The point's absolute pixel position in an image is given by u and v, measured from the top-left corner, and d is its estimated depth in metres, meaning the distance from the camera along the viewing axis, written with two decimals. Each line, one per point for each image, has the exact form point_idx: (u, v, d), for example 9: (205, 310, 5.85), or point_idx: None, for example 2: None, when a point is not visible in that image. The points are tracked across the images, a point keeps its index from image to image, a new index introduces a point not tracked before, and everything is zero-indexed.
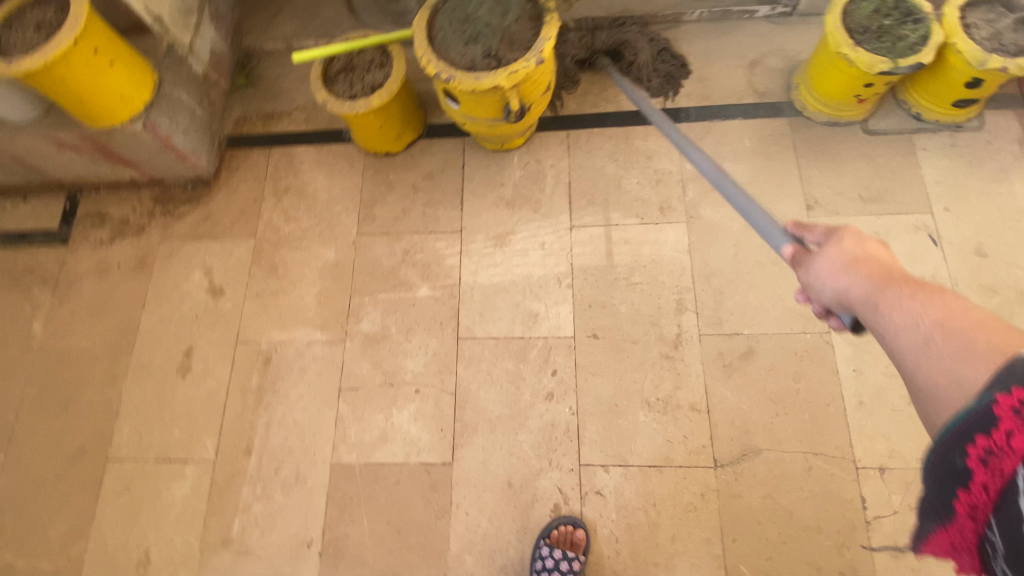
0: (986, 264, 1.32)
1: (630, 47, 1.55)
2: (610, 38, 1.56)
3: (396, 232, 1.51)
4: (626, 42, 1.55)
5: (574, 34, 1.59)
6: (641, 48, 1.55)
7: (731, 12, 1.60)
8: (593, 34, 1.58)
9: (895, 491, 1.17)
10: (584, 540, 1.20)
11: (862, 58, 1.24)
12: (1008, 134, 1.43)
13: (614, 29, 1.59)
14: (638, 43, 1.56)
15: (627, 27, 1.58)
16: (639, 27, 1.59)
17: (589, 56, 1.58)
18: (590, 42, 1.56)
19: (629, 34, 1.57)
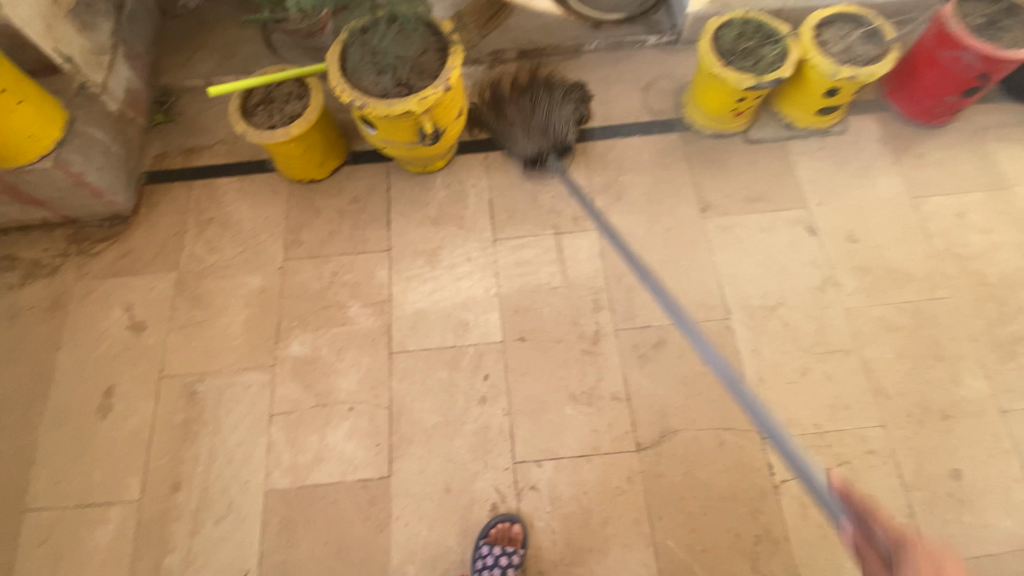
0: (855, 249, 1.51)
1: (561, 127, 1.57)
2: (552, 136, 1.56)
3: (323, 255, 1.55)
4: (565, 135, 1.57)
5: (518, 135, 1.57)
6: (568, 123, 1.58)
7: (624, 41, 1.78)
8: (536, 136, 1.56)
9: (798, 456, 1.29)
10: (521, 534, 1.25)
11: (731, 77, 1.42)
12: (864, 137, 1.65)
13: (538, 111, 1.57)
14: (560, 115, 1.57)
15: (538, 99, 1.57)
16: (546, 91, 1.58)
17: (541, 158, 1.58)
18: (538, 145, 1.56)
19: (553, 111, 1.57)
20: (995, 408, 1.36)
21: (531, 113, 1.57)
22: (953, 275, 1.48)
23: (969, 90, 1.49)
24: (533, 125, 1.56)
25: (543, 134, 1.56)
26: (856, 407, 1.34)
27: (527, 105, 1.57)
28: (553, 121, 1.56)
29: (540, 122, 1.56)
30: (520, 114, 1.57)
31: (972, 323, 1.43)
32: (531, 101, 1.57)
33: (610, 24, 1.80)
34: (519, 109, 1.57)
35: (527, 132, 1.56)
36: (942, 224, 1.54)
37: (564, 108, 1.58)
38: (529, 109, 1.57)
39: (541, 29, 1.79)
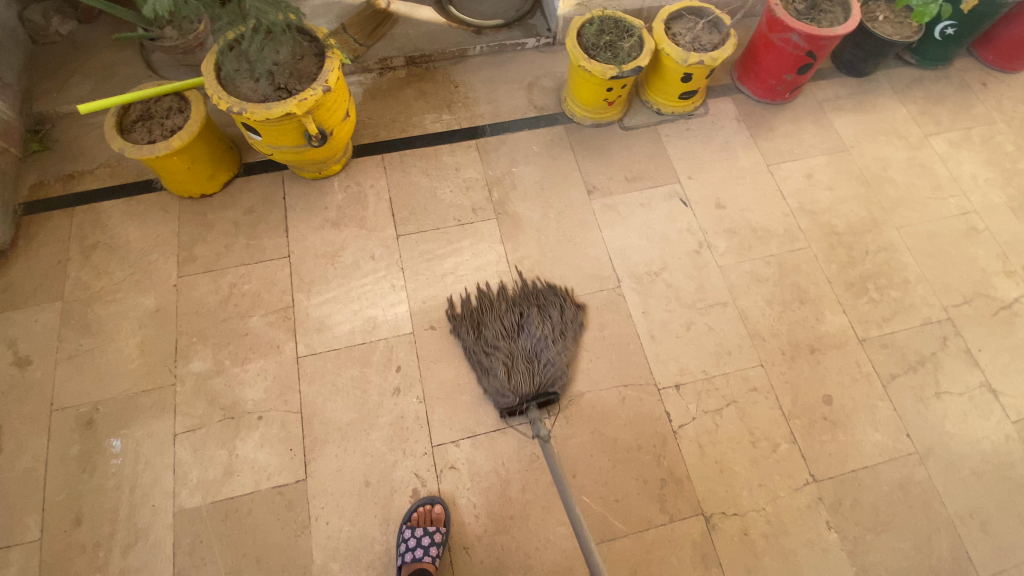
0: (725, 214, 1.68)
1: (546, 363, 1.41)
2: (534, 373, 1.38)
3: (221, 268, 1.53)
4: (553, 379, 1.39)
5: (500, 365, 1.40)
6: (555, 359, 1.41)
7: (506, 45, 1.90)
8: (517, 372, 1.38)
9: (691, 401, 1.41)
10: (442, 514, 1.27)
11: (596, 68, 1.55)
12: (724, 115, 1.85)
13: (525, 335, 1.46)
14: (549, 347, 1.43)
15: (529, 320, 1.48)
16: (539, 314, 1.49)
17: (519, 407, 1.36)
18: (518, 386, 1.36)
19: (543, 343, 1.44)
20: (855, 338, 1.54)
21: (517, 335, 1.46)
22: (809, 229, 1.67)
23: (802, 68, 1.72)
24: (516, 353, 1.42)
25: (527, 367, 1.39)
26: (737, 351, 1.48)
27: (513, 325, 1.47)
28: (540, 360, 1.41)
29: (525, 349, 1.43)
30: (504, 335, 1.45)
31: (828, 268, 1.62)
32: (520, 323, 1.48)
33: (491, 30, 1.92)
34: (505, 330, 1.46)
35: (510, 365, 1.39)
36: (795, 185, 1.74)
37: (557, 345, 1.43)
38: (515, 329, 1.46)
39: (426, 37, 1.87)
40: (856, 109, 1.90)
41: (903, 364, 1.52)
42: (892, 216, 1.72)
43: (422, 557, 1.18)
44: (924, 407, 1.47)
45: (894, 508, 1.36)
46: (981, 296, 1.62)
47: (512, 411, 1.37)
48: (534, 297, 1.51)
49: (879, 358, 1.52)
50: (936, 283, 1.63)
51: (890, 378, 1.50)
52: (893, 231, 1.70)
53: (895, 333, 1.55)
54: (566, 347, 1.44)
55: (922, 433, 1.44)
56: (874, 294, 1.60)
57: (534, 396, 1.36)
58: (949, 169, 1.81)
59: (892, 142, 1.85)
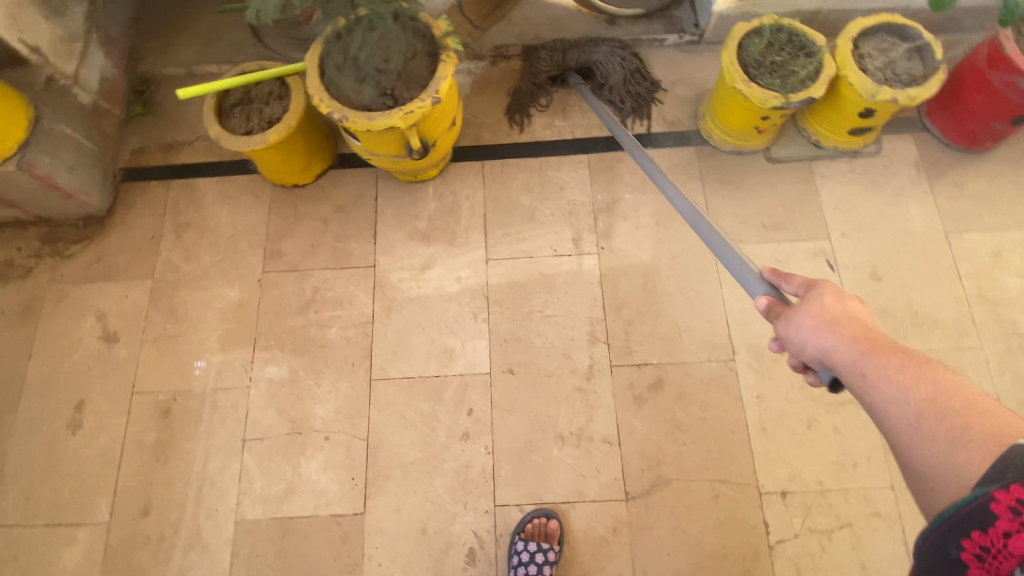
0: (881, 287, 1.38)
1: (598, 55, 1.57)
2: (582, 57, 1.57)
3: (304, 269, 1.46)
4: (598, 64, 1.57)
5: (551, 51, 1.58)
6: (609, 61, 1.56)
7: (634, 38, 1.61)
8: (564, 50, 1.58)
9: (797, 515, 1.21)
10: (558, 530, 1.22)
11: (756, 93, 1.26)
12: (902, 159, 1.50)
13: (593, 48, 1.58)
14: (608, 50, 1.57)
15: (604, 45, 1.58)
16: (614, 45, 1.59)
17: (560, 75, 1.59)
18: (564, 59, 1.57)
19: (600, 45, 1.58)
20: None
21: (582, 45, 1.59)
22: (985, 323, 1.35)
23: (1020, 117, 1.32)
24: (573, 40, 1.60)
25: (573, 52, 1.58)
26: (864, 464, 1.24)
27: (584, 41, 1.59)
28: (594, 49, 1.58)
29: (583, 41, 1.59)
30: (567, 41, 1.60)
31: (999, 378, 1.31)
32: (591, 40, 1.59)
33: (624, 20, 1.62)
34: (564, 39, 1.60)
35: (562, 53, 1.58)
36: (977, 263, 1.40)
37: (621, 55, 1.58)
38: (574, 41, 1.60)
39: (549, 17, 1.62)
40: None
41: None
42: None
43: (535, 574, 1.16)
44: None
45: None
46: None
47: (554, 78, 1.61)
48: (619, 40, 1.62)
49: None
50: None
51: None
52: None
53: None
54: (631, 78, 1.57)
55: None
56: None
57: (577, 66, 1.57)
58: None
59: None
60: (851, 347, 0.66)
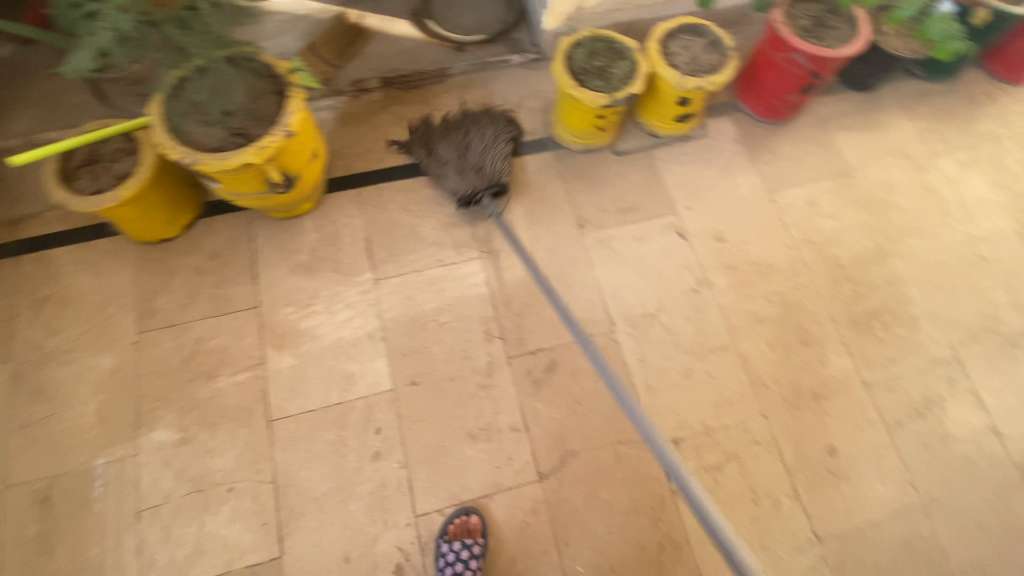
0: (725, 247, 1.58)
1: (495, 165, 1.52)
2: (484, 174, 1.51)
3: (184, 322, 1.42)
4: (501, 175, 1.51)
5: (452, 174, 1.52)
6: (504, 162, 1.53)
7: (502, 128, 1.58)
8: (461, 170, 1.52)
9: (690, 457, 1.34)
10: (479, 524, 1.26)
11: (586, 95, 1.43)
12: (724, 137, 1.74)
13: (474, 148, 1.53)
14: (497, 154, 1.53)
15: (476, 136, 1.55)
16: (483, 129, 1.56)
17: (473, 197, 1.50)
18: (471, 185, 1.49)
19: (487, 151, 1.53)
20: (860, 381, 1.46)
21: (465, 150, 1.54)
22: (812, 262, 1.58)
23: (805, 87, 1.60)
24: (466, 164, 1.52)
25: (477, 173, 1.50)
26: (737, 399, 1.40)
27: (462, 145, 1.54)
28: (475, 149, 1.53)
29: (474, 161, 1.52)
30: (452, 151, 1.54)
31: (832, 305, 1.53)
32: (467, 141, 1.55)
33: (488, 116, 1.59)
34: (450, 154, 1.53)
35: (461, 172, 1.52)
36: (798, 214, 1.64)
37: (493, 137, 1.55)
38: (457, 151, 1.53)
39: (420, 137, 1.59)
40: (860, 129, 1.79)
41: (909, 409, 1.45)
42: (899, 246, 1.63)
43: (463, 571, 1.18)
44: (929, 455, 1.41)
45: (897, 564, 1.31)
46: (988, 332, 1.55)
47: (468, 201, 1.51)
48: (473, 118, 1.59)
49: (884, 401, 1.44)
50: (942, 319, 1.55)
51: (895, 424, 1.43)
52: (899, 262, 1.61)
53: (901, 375, 1.48)
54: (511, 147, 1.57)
55: (927, 483, 1.39)
56: (878, 332, 1.52)
57: (486, 186, 1.50)
58: (956, 192, 1.72)
59: (897, 164, 1.75)
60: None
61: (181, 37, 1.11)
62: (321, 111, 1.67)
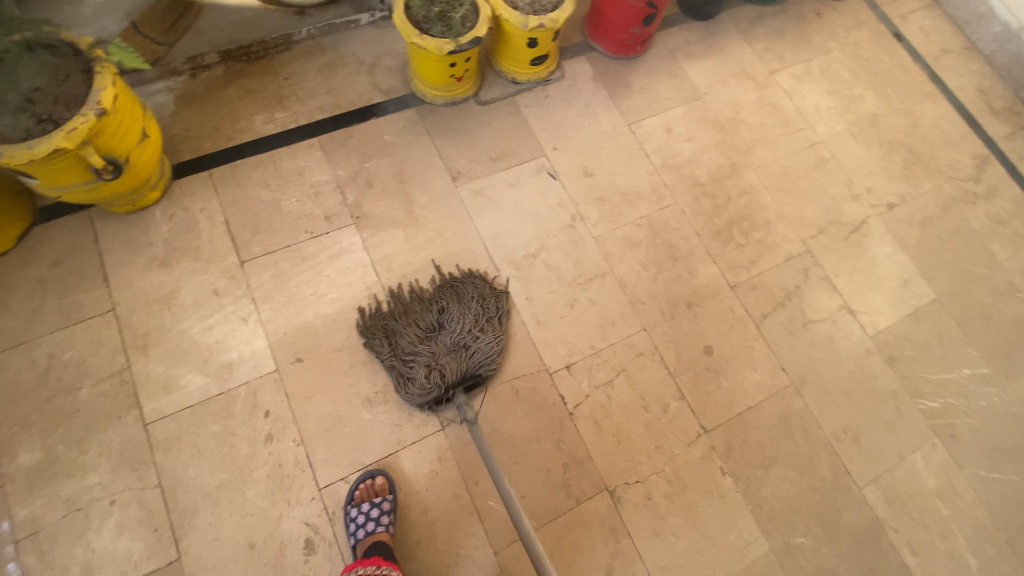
0: (593, 181, 1.64)
1: (474, 354, 1.36)
2: (459, 363, 1.32)
3: (29, 340, 1.29)
4: (479, 366, 1.35)
5: (421, 366, 1.32)
6: (485, 351, 1.36)
7: (489, 305, 1.42)
8: (429, 356, 1.34)
9: (582, 379, 1.41)
10: (386, 483, 1.25)
11: (430, 43, 1.41)
12: (582, 75, 1.79)
13: (447, 331, 1.39)
14: (478, 342, 1.37)
15: (450, 314, 1.40)
16: (458, 306, 1.41)
17: (445, 394, 1.32)
18: (441, 377, 1.30)
19: (466, 335, 1.37)
20: (728, 285, 1.58)
21: (437, 333, 1.38)
22: (674, 184, 1.68)
23: (646, 18, 1.67)
24: (439, 350, 1.35)
25: (450, 359, 1.33)
26: (619, 320, 1.48)
27: (433, 326, 1.39)
28: (450, 334, 1.37)
29: (449, 347, 1.36)
30: (422, 335, 1.37)
31: (696, 220, 1.64)
32: (439, 321, 1.40)
33: (467, 284, 1.44)
34: (418, 334, 1.37)
35: (432, 365, 1.32)
36: (656, 141, 1.73)
37: (471, 319, 1.39)
38: (428, 332, 1.38)
39: (382, 324, 1.39)
40: (706, 55, 1.90)
41: (773, 302, 1.59)
42: (750, 158, 1.76)
43: (375, 529, 1.17)
44: (795, 340, 1.56)
45: (778, 440, 1.45)
46: (833, 225, 1.72)
47: (438, 399, 1.32)
48: (450, 289, 1.44)
49: (751, 300, 1.58)
50: (794, 218, 1.71)
51: (762, 318, 1.56)
52: (751, 173, 1.74)
53: (763, 273, 1.62)
54: (492, 333, 1.39)
55: (795, 364, 1.53)
56: (740, 239, 1.64)
57: (458, 384, 1.31)
58: (795, 104, 1.88)
59: (742, 84, 1.88)
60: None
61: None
62: (157, 95, 1.55)
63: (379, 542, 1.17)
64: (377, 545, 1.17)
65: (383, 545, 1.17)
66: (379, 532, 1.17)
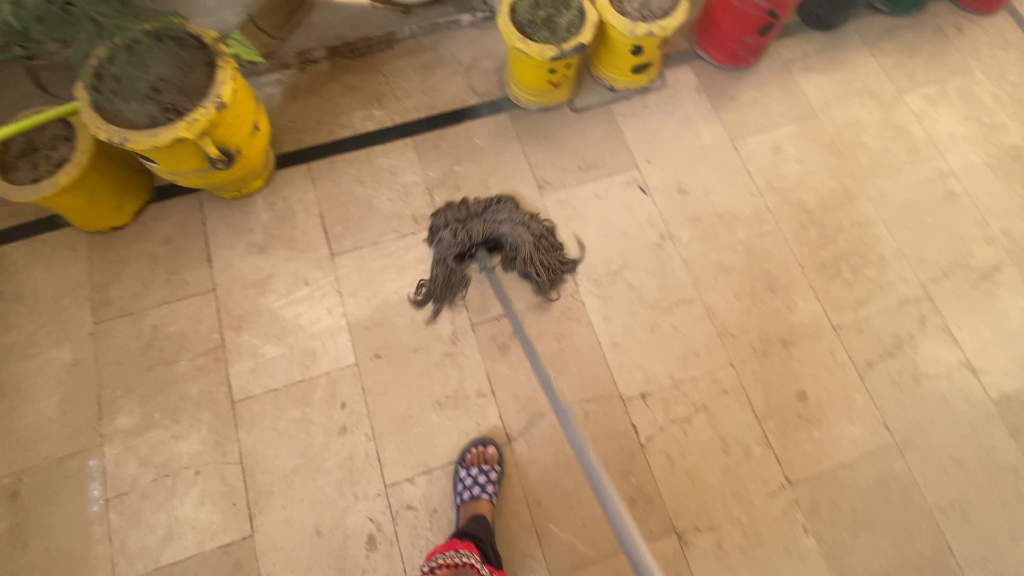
0: (688, 199, 1.55)
1: (508, 233, 1.38)
2: (487, 227, 1.38)
3: (140, 310, 1.40)
4: (505, 234, 1.38)
5: (451, 228, 1.39)
6: (515, 228, 1.38)
7: (543, 231, 1.44)
8: (464, 225, 1.40)
9: (659, 411, 1.34)
10: (496, 453, 1.28)
11: (532, 48, 1.38)
12: (685, 86, 1.69)
13: (491, 217, 1.41)
14: (517, 229, 1.38)
15: (500, 208, 1.43)
16: (510, 210, 1.42)
17: (466, 251, 1.39)
18: (468, 235, 1.37)
19: (510, 226, 1.39)
20: (829, 325, 1.44)
21: (479, 215, 1.43)
22: (778, 209, 1.55)
23: (763, 28, 1.55)
24: (476, 231, 1.38)
25: (481, 224, 1.39)
26: (704, 351, 1.39)
27: (478, 211, 1.44)
28: (493, 218, 1.40)
29: (486, 226, 1.38)
30: (464, 215, 1.43)
31: (799, 251, 1.51)
32: (485, 210, 1.44)
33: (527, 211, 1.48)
34: (459, 214, 1.43)
35: (463, 229, 1.38)
36: (761, 161, 1.61)
37: (519, 219, 1.41)
38: (471, 213, 1.43)
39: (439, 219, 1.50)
40: (825, 69, 1.74)
41: (879, 349, 1.43)
42: (866, 186, 1.60)
43: (480, 494, 1.21)
44: (901, 394, 1.40)
45: (872, 504, 1.31)
46: (959, 269, 1.53)
47: (461, 255, 1.40)
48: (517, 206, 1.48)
49: (854, 345, 1.43)
50: (912, 257, 1.53)
51: (865, 366, 1.42)
52: (866, 203, 1.58)
53: (871, 316, 1.46)
54: (533, 228, 1.41)
55: (898, 422, 1.38)
56: (847, 275, 1.50)
57: (482, 243, 1.38)
58: (925, 128, 1.68)
59: (864, 103, 1.70)
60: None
61: (88, 4, 1.11)
62: (268, 86, 1.62)
63: (479, 511, 1.20)
64: (479, 510, 1.20)
65: (484, 513, 1.21)
66: (484, 498, 1.21)
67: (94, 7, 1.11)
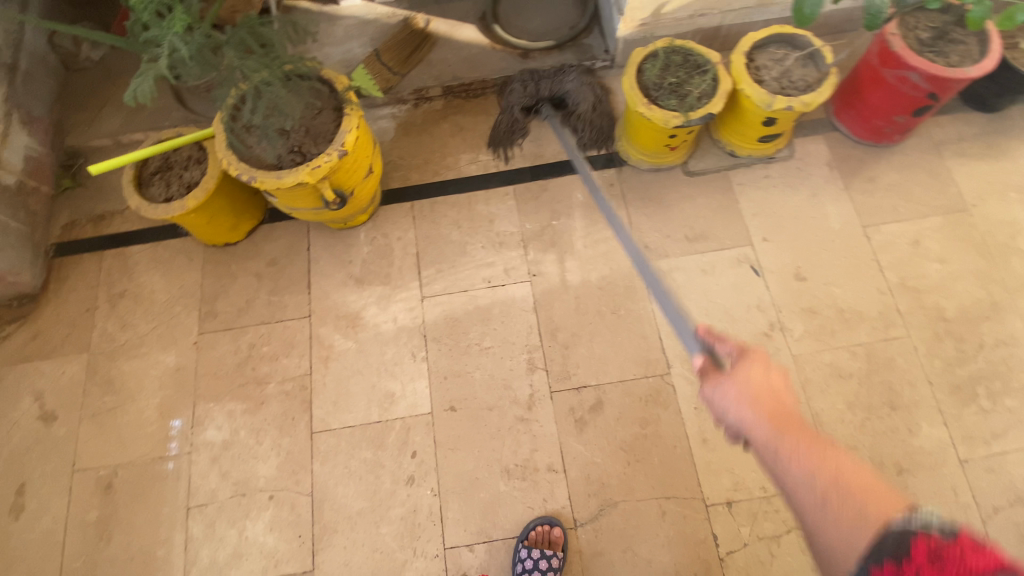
0: (805, 288, 1.41)
1: (573, 93, 1.56)
2: (554, 86, 1.57)
3: (239, 326, 1.47)
4: (569, 92, 1.56)
5: (523, 82, 1.57)
6: (580, 88, 1.55)
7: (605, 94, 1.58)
8: (536, 81, 1.57)
9: (744, 523, 1.23)
10: (561, 537, 1.22)
11: (656, 114, 1.30)
12: (815, 160, 1.55)
13: (561, 79, 1.57)
14: (581, 90, 1.56)
15: (569, 72, 1.58)
16: (580, 74, 1.58)
17: (534, 105, 1.59)
18: (536, 90, 1.57)
19: (576, 89, 1.56)
20: (956, 458, 1.26)
21: (550, 77, 1.58)
22: (908, 313, 1.38)
23: (920, 109, 1.37)
24: (545, 88, 1.57)
25: (549, 84, 1.57)
26: None
27: (550, 72, 1.59)
28: (563, 79, 1.57)
29: (555, 87, 1.57)
30: (537, 74, 1.59)
31: (929, 365, 1.33)
32: (556, 71, 1.59)
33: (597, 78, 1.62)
34: (534, 72, 1.59)
35: (534, 85, 1.57)
36: (894, 254, 1.44)
37: (587, 83, 1.56)
38: (544, 72, 1.59)
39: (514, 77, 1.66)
40: (984, 157, 1.53)
41: (1010, 495, 1.23)
42: (1020, 300, 1.38)
43: None
44: None
45: None
46: None
47: (527, 108, 1.59)
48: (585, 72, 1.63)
49: (984, 485, 1.24)
50: None
51: (992, 512, 1.22)
52: (1018, 319, 1.37)
53: (1008, 456, 1.26)
54: (595, 93, 1.56)
55: None
56: (984, 402, 1.30)
57: (548, 98, 1.58)
58: None
59: None
60: (763, 419, 0.79)
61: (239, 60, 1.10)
62: (383, 120, 1.64)
63: None
64: None
65: None
66: None
67: (244, 63, 1.10)
